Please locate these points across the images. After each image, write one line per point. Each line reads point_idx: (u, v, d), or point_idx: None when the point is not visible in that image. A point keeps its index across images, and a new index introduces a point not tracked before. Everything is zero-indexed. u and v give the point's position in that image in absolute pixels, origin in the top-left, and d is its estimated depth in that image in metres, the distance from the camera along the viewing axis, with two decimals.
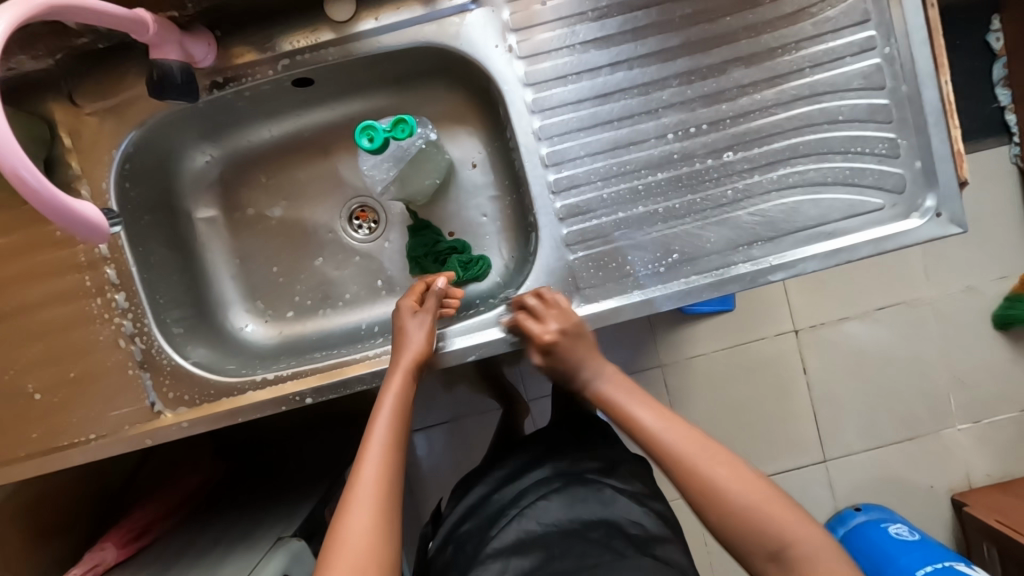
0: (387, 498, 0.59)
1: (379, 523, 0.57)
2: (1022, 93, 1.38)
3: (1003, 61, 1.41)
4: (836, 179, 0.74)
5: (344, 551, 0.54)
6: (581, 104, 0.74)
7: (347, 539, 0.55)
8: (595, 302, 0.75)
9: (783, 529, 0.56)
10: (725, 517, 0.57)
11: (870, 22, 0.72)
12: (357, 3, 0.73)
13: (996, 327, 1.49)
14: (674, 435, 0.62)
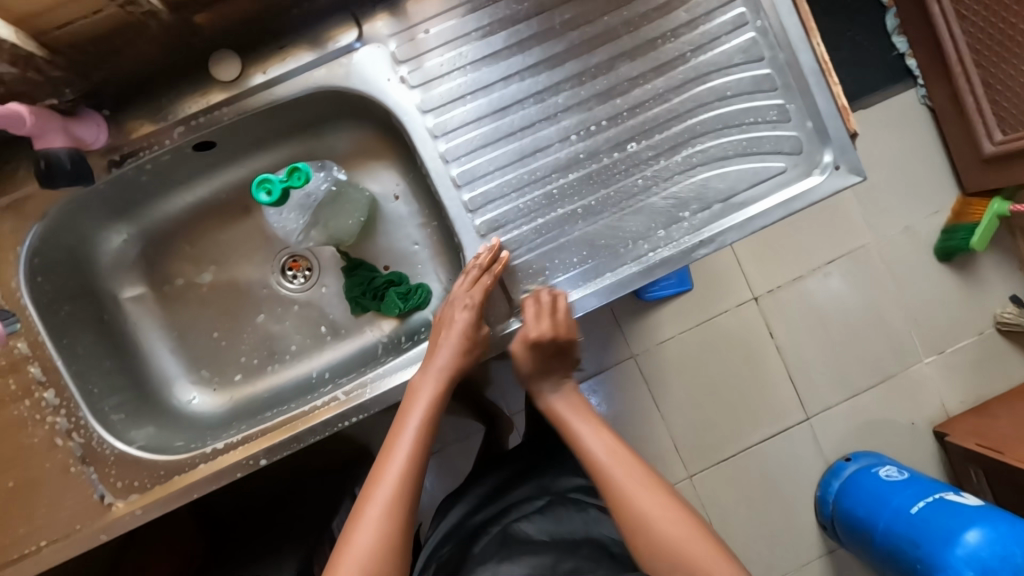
0: (400, 509, 0.62)
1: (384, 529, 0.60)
2: (915, 38, 1.47)
3: (892, 12, 1.51)
4: (736, 151, 0.77)
5: (348, 552, 0.59)
6: (481, 121, 0.76)
7: (354, 541, 0.59)
8: None
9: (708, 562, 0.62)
10: (651, 540, 0.64)
11: (738, 1, 0.76)
12: (242, 60, 0.74)
13: (939, 259, 1.56)
14: (613, 464, 0.70)
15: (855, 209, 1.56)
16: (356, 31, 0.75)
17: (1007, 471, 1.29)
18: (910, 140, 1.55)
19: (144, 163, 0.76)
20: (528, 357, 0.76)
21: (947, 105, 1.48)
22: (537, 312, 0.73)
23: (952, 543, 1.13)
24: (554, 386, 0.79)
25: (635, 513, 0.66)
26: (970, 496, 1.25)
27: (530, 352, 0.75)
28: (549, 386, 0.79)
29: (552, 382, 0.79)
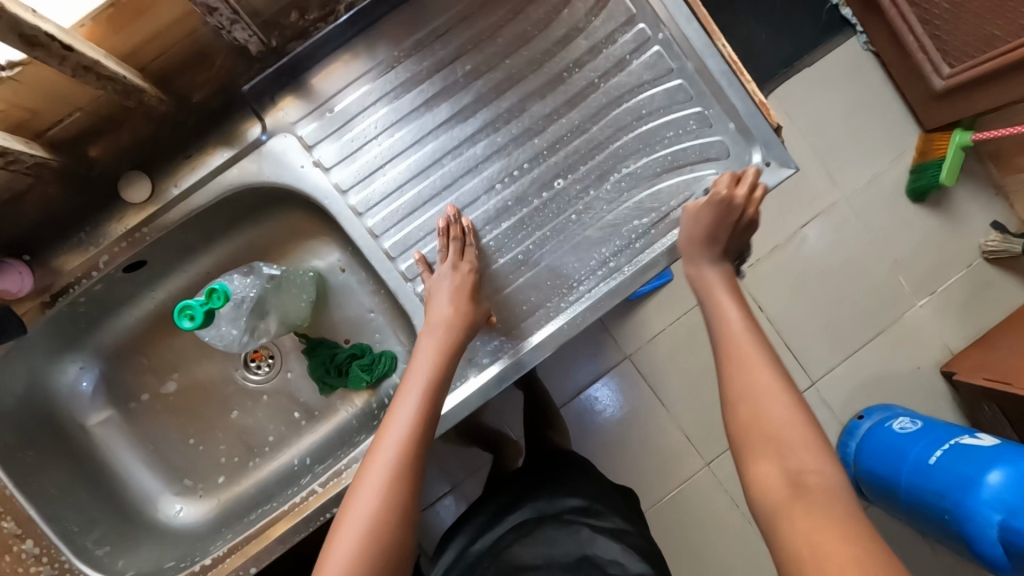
0: (403, 470, 0.58)
1: (386, 494, 0.56)
2: None
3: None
4: (663, 168, 0.75)
5: (348, 518, 0.55)
6: (403, 188, 0.75)
7: (353, 507, 0.56)
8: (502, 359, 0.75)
9: (801, 451, 0.53)
10: (753, 421, 0.56)
11: (635, 19, 0.75)
12: (152, 178, 0.74)
13: (913, 200, 1.53)
14: (742, 336, 0.62)
15: (818, 167, 1.54)
16: (259, 125, 0.75)
17: (1020, 401, 1.24)
18: (860, 88, 1.53)
19: (78, 297, 0.75)
20: (709, 212, 0.69)
21: (889, 48, 1.47)
22: (733, 179, 0.70)
23: (975, 487, 1.07)
24: (710, 261, 0.70)
25: (745, 390, 0.58)
26: (987, 437, 1.18)
27: (708, 210, 0.69)
28: (709, 258, 0.70)
29: (714, 253, 0.70)
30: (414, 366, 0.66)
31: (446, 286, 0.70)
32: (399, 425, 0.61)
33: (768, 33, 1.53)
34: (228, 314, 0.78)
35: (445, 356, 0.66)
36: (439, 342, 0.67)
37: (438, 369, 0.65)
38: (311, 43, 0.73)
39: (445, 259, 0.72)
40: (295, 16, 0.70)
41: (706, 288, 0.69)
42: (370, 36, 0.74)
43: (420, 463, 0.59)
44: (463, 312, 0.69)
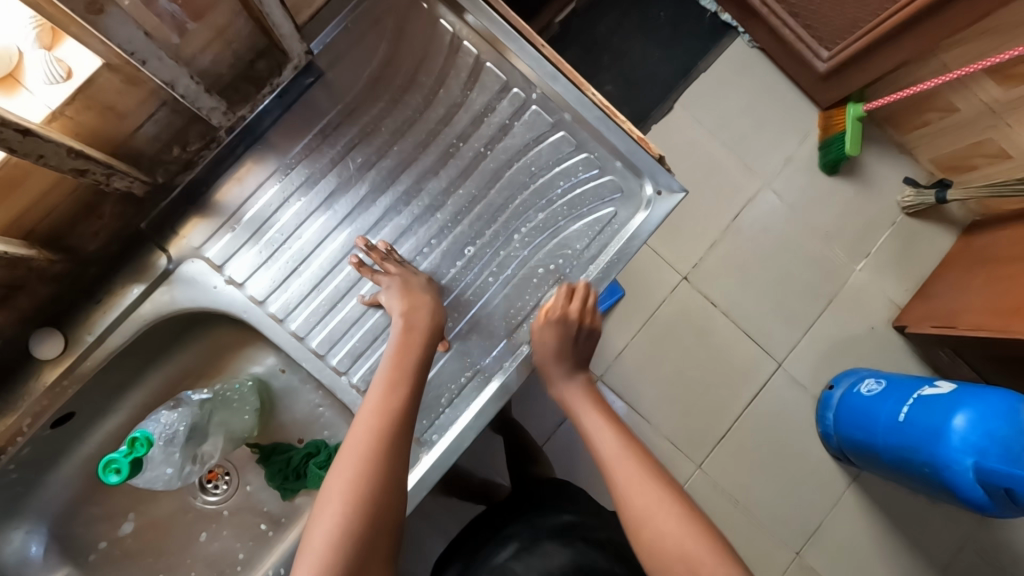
0: (378, 447, 0.60)
1: (361, 471, 0.58)
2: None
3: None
4: (564, 216, 0.79)
5: (327, 501, 0.57)
6: (320, 286, 0.77)
7: (331, 488, 0.58)
8: (463, 415, 0.77)
9: (708, 563, 0.59)
10: (658, 542, 0.61)
11: (507, 85, 0.80)
12: (64, 331, 0.73)
13: (827, 173, 1.62)
14: (620, 456, 0.69)
15: (736, 160, 1.60)
16: (164, 258, 0.75)
17: (966, 341, 1.33)
18: (754, 83, 1.63)
19: (8, 467, 0.73)
20: (547, 333, 0.74)
21: (770, 43, 1.58)
22: (567, 292, 0.75)
23: (945, 436, 1.10)
24: (570, 376, 0.77)
25: (638, 507, 0.64)
26: (944, 384, 1.21)
27: (550, 329, 0.74)
28: (563, 373, 0.77)
29: (565, 373, 0.77)
30: (386, 348, 0.70)
31: (391, 288, 0.73)
32: (374, 403, 0.64)
33: (657, 48, 1.61)
34: (158, 456, 0.76)
35: (415, 341, 0.69)
36: (406, 327, 0.70)
37: (407, 350, 0.68)
38: (199, 172, 0.75)
39: (379, 275, 0.74)
40: (176, 150, 0.71)
41: (579, 411, 0.76)
42: (259, 150, 0.77)
43: (398, 436, 0.62)
44: (418, 303, 0.72)
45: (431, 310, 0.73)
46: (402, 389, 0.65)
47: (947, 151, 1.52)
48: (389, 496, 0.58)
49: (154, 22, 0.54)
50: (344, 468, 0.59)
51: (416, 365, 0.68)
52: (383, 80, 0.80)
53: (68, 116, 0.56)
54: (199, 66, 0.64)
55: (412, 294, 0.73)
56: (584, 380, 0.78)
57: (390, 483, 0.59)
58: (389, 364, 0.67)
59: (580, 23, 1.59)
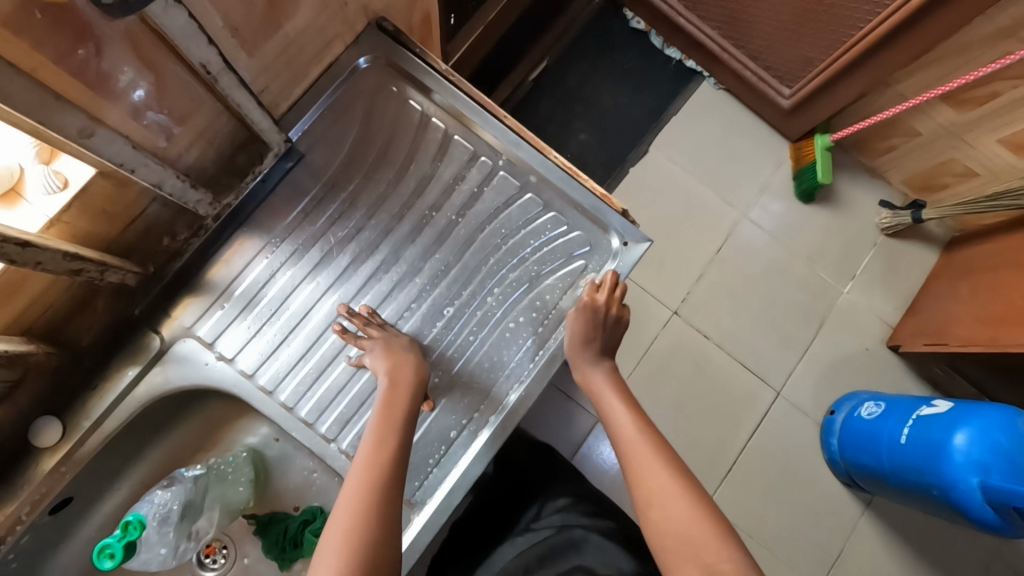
0: (373, 499, 0.61)
1: (356, 521, 0.59)
2: (682, 44, 1.68)
3: (653, 32, 1.72)
4: (537, 271, 0.84)
5: (325, 550, 0.57)
6: (306, 355, 0.80)
7: (327, 540, 0.58)
8: (451, 474, 0.78)
9: (710, 542, 0.60)
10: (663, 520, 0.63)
11: (475, 155, 0.86)
12: (62, 419, 0.74)
13: (804, 201, 1.67)
14: (637, 437, 0.72)
15: (714, 195, 1.66)
16: (156, 339, 0.78)
17: (959, 356, 1.34)
18: (724, 122, 1.70)
19: (6, 557, 0.74)
20: (578, 320, 0.79)
21: (735, 83, 1.66)
22: (598, 283, 0.80)
23: (947, 454, 1.09)
24: (599, 363, 0.80)
25: (651, 489, 0.66)
26: (941, 403, 1.21)
27: (580, 317, 0.79)
28: (591, 358, 0.80)
29: (594, 358, 0.80)
30: (373, 409, 0.72)
31: (374, 351, 0.76)
32: (362, 459, 0.65)
33: (628, 97, 1.70)
34: (153, 537, 0.78)
35: (403, 396, 0.72)
36: (392, 385, 0.73)
37: (394, 406, 0.71)
38: (189, 257, 0.78)
39: (363, 339, 0.77)
40: (166, 239, 0.75)
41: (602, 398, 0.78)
42: (247, 229, 0.81)
43: (389, 488, 0.63)
44: (402, 361, 0.75)
45: (415, 369, 0.75)
46: (393, 440, 0.67)
47: (916, 171, 1.58)
48: (383, 547, 0.58)
49: (140, 132, 0.60)
50: (340, 517, 0.59)
51: (404, 422, 0.70)
52: (358, 158, 0.85)
53: (65, 222, 0.61)
54: (185, 164, 0.69)
55: (397, 358, 0.75)
56: (609, 369, 0.80)
57: (384, 534, 0.59)
58: (376, 423, 0.69)
59: (552, 79, 1.69)
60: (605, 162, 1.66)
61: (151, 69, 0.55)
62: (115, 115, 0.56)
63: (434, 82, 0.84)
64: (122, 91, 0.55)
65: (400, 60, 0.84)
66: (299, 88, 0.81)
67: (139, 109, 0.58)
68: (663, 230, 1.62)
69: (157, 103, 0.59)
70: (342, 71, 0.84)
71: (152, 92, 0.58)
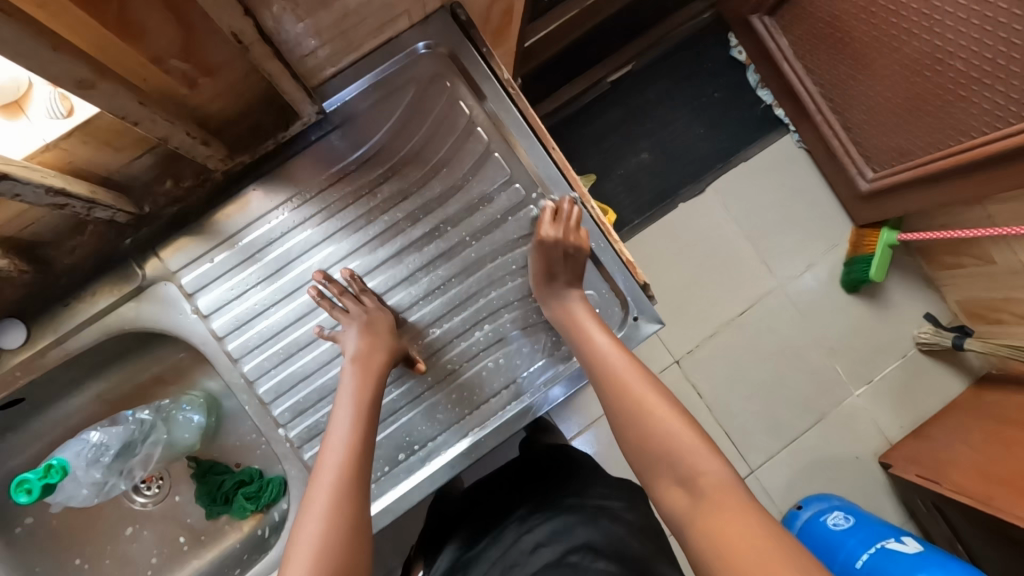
0: (348, 484, 0.58)
1: (329, 508, 0.55)
2: (777, 90, 1.55)
3: (752, 67, 1.58)
4: (537, 318, 0.80)
5: (298, 542, 0.54)
6: (282, 333, 0.77)
7: (301, 533, 0.54)
8: (388, 493, 0.77)
9: (696, 458, 0.57)
10: (646, 446, 0.60)
11: (510, 180, 0.80)
12: (29, 324, 0.73)
13: (847, 290, 1.57)
14: (617, 368, 0.67)
15: (754, 260, 1.56)
16: (138, 274, 0.75)
17: (948, 502, 1.26)
18: (792, 184, 1.59)
19: None
20: (538, 258, 0.75)
21: (818, 146, 1.53)
22: (551, 213, 0.77)
23: None
24: (567, 290, 0.76)
25: (635, 424, 0.62)
26: (911, 542, 1.22)
27: (538, 255, 0.75)
28: (564, 296, 0.75)
29: (563, 288, 0.76)
30: (340, 393, 0.68)
31: (352, 328, 0.73)
32: (336, 442, 0.62)
33: (702, 128, 1.59)
34: (80, 473, 0.81)
35: (375, 374, 0.70)
36: (363, 368, 0.70)
37: (365, 387, 0.68)
38: (191, 204, 0.76)
39: (338, 312, 0.75)
40: (169, 183, 0.73)
41: (578, 326, 0.72)
42: (261, 186, 0.77)
43: (360, 469, 0.60)
44: (377, 340, 0.73)
45: (388, 351, 0.73)
46: (364, 423, 0.65)
47: (976, 297, 1.46)
48: (356, 532, 0.55)
49: (160, 78, 0.55)
50: (311, 515, 0.55)
51: (372, 405, 0.67)
52: (391, 146, 0.80)
53: (61, 149, 0.57)
54: (204, 112, 0.65)
55: (366, 334, 0.73)
56: (577, 294, 0.75)
57: (356, 520, 0.56)
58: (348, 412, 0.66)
59: (630, 87, 1.58)
60: (656, 190, 1.57)
61: (181, 19, 0.51)
62: (132, 61, 0.51)
63: (493, 91, 0.79)
64: (143, 37, 0.50)
65: (463, 56, 0.78)
66: (350, 57, 0.75)
67: (160, 56, 0.53)
68: (692, 277, 1.55)
69: (182, 52, 0.55)
70: (399, 50, 0.78)
71: (177, 41, 0.53)
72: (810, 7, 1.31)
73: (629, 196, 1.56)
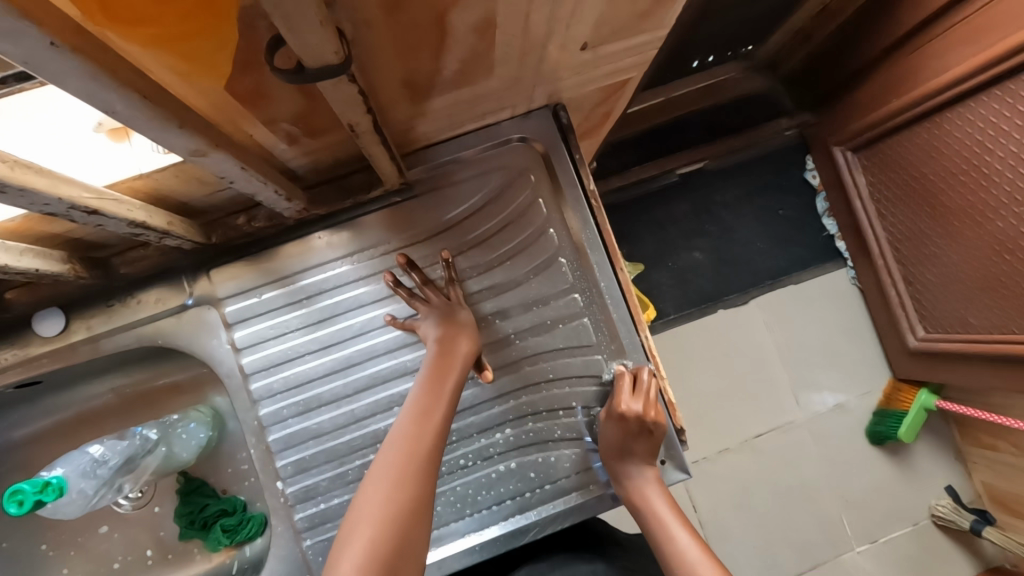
0: (411, 467, 0.60)
1: (390, 491, 0.58)
2: (844, 223, 1.47)
3: (823, 194, 1.51)
4: (563, 434, 0.78)
5: (359, 518, 0.56)
6: (305, 386, 0.76)
7: (362, 509, 0.57)
8: None
9: None
10: None
11: (570, 288, 0.79)
12: (69, 314, 0.74)
13: (872, 442, 1.48)
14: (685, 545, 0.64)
15: (781, 379, 1.48)
16: (188, 291, 0.75)
17: None
18: (838, 318, 1.52)
19: None
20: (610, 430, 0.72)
21: (874, 291, 1.46)
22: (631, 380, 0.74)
23: None
24: (641, 468, 0.72)
25: None
26: None
27: (613, 426, 0.72)
28: (629, 466, 0.72)
29: (634, 466, 0.72)
30: (419, 374, 0.70)
31: (430, 318, 0.74)
32: (407, 420, 0.65)
33: (759, 241, 1.51)
34: (84, 486, 0.79)
35: (451, 353, 0.71)
36: (439, 355, 0.71)
37: (441, 372, 0.69)
38: (256, 239, 0.75)
39: (418, 302, 0.75)
40: (243, 220, 0.72)
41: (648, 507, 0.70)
42: (328, 236, 0.77)
43: (424, 459, 0.62)
44: (456, 332, 0.72)
45: (469, 341, 0.72)
46: (435, 401, 0.66)
47: (1010, 486, 1.36)
48: (413, 523, 0.57)
49: (265, 135, 0.56)
50: (378, 482, 0.59)
51: (453, 391, 0.68)
52: (462, 226, 0.79)
53: (151, 178, 0.57)
54: (296, 162, 0.65)
55: (445, 320, 0.73)
56: (649, 474, 0.72)
57: (415, 510, 0.58)
58: (425, 385, 0.68)
59: (696, 184, 1.51)
60: (698, 290, 1.48)
61: (306, 96, 0.51)
62: (246, 120, 0.51)
63: (574, 198, 0.80)
64: (263, 107, 0.51)
65: (555, 158, 0.79)
66: (447, 133, 0.75)
67: (274, 120, 0.54)
68: (715, 388, 1.46)
69: (295, 118, 0.55)
70: (496, 137, 0.78)
71: (295, 111, 0.53)
72: (899, 156, 1.22)
73: (672, 290, 1.48)
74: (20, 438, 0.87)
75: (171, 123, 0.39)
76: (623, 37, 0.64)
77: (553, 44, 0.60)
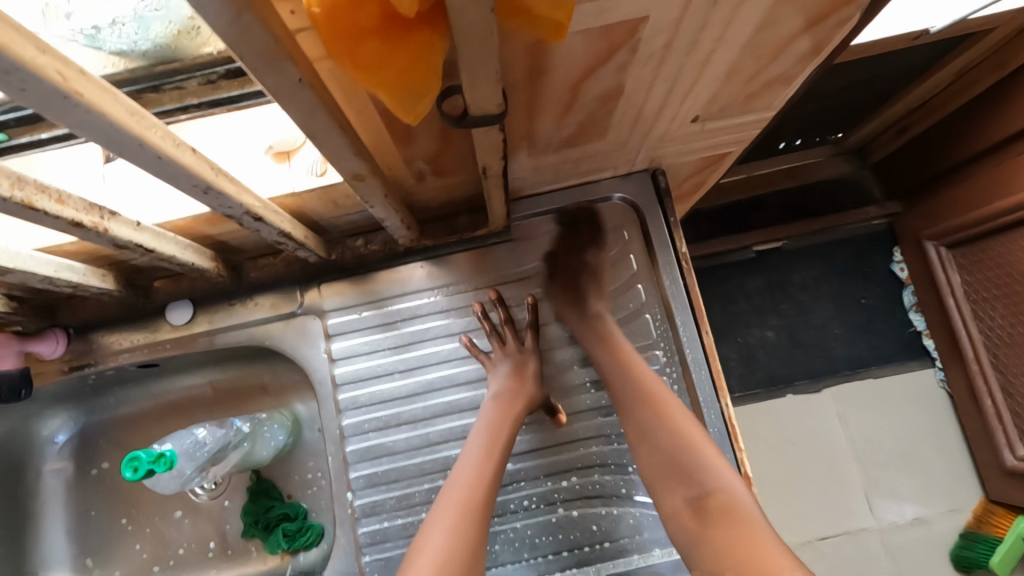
0: (469, 517, 0.64)
1: (451, 540, 0.62)
2: (934, 320, 1.39)
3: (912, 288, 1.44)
4: (631, 493, 0.76)
5: (422, 558, 0.61)
6: (387, 403, 0.79)
7: (424, 550, 0.62)
8: None
9: (713, 477, 0.64)
10: (658, 458, 0.68)
11: (652, 344, 0.81)
12: (195, 307, 0.83)
13: (956, 566, 1.33)
14: (650, 385, 0.73)
15: (855, 478, 1.38)
16: (299, 299, 0.83)
17: None
18: (923, 420, 1.42)
19: (93, 376, 0.86)
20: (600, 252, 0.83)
21: (966, 396, 1.35)
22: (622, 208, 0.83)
23: None
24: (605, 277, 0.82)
25: (659, 448, 0.68)
26: None
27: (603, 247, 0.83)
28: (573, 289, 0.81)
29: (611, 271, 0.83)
30: (477, 422, 0.73)
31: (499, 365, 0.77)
32: (466, 467, 0.68)
33: (838, 328, 1.45)
34: (177, 470, 0.82)
35: (506, 404, 0.73)
36: (503, 403, 0.73)
37: (501, 424, 0.71)
38: (365, 261, 0.82)
39: (497, 339, 0.79)
40: (360, 242, 0.80)
41: (604, 332, 0.78)
42: (427, 266, 0.83)
43: (483, 509, 0.65)
44: (523, 383, 0.75)
45: (530, 395, 0.74)
46: (493, 450, 0.69)
47: None
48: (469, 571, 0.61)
49: (401, 170, 0.63)
50: (438, 528, 0.63)
51: (507, 442, 0.71)
52: (553, 273, 0.83)
53: (300, 196, 0.64)
54: (417, 196, 0.73)
55: (510, 369, 0.76)
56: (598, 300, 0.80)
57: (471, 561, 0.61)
58: (483, 435, 0.71)
59: (775, 261, 1.48)
60: (769, 370, 1.43)
61: (446, 140, 0.58)
62: (393, 156, 0.59)
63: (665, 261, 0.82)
64: (409, 146, 0.58)
65: (650, 218, 0.82)
66: (551, 185, 0.81)
67: (411, 157, 0.61)
68: (780, 477, 1.38)
69: (430, 158, 0.62)
70: (595, 193, 0.83)
71: (432, 152, 0.60)
72: (1001, 259, 1.17)
73: (740, 367, 1.44)
74: (125, 415, 0.95)
75: (348, 152, 0.46)
76: (732, 115, 0.69)
77: (668, 115, 0.65)
